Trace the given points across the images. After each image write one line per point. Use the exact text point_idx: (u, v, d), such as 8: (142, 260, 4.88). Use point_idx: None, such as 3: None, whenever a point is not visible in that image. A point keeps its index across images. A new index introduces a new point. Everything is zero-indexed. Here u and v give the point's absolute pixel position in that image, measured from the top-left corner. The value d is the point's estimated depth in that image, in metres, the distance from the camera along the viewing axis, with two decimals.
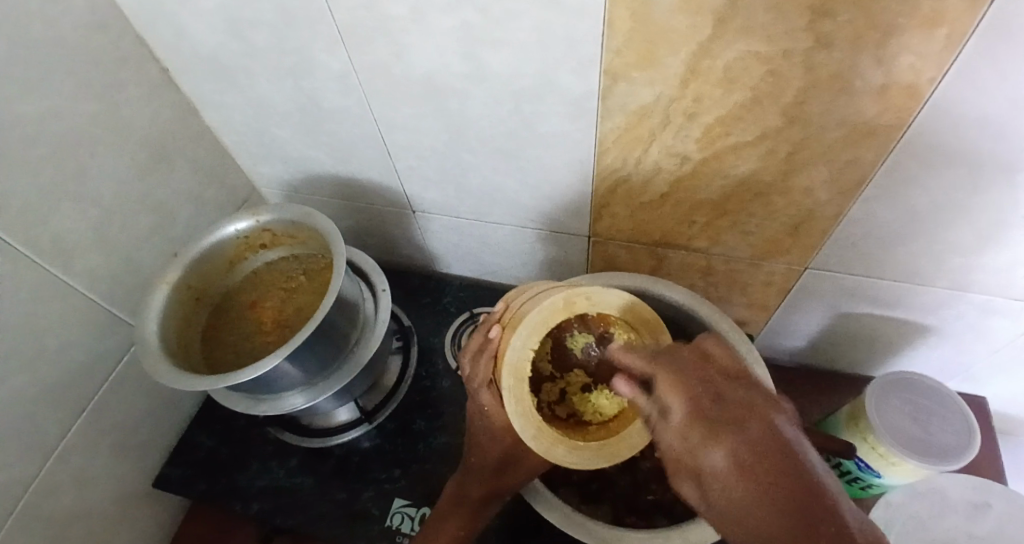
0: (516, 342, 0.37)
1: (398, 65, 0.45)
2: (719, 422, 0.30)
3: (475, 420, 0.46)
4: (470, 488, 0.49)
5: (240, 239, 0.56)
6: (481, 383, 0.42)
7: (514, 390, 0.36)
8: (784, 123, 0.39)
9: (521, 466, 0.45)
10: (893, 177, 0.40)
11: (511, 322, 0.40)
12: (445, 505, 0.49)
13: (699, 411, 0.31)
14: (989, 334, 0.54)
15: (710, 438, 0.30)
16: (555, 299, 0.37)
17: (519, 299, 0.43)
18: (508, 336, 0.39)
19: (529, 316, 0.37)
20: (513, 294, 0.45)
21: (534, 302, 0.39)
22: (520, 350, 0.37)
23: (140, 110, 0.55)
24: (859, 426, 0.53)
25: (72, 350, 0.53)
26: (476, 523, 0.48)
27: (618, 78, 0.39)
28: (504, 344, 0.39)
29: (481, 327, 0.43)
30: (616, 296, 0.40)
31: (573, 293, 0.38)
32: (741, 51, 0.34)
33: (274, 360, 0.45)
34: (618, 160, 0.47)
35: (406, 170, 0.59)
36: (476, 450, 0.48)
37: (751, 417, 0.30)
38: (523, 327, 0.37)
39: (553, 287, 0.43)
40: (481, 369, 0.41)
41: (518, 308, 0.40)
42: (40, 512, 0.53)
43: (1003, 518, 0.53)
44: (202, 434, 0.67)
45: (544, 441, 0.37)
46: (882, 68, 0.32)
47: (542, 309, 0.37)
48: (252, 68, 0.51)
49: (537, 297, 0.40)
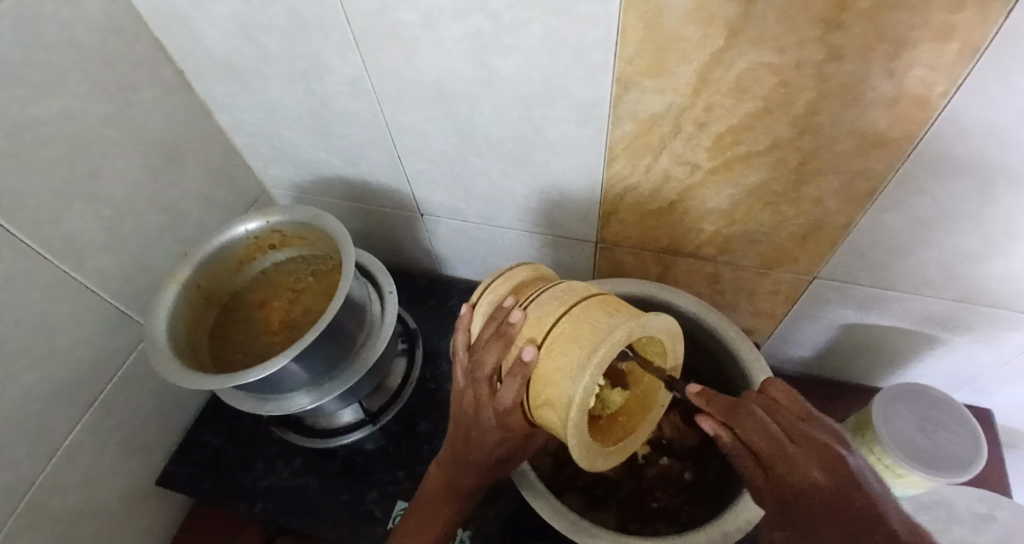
0: (586, 380, 0.31)
1: (410, 70, 0.45)
2: (794, 464, 0.32)
3: (477, 425, 0.42)
4: (463, 479, 0.47)
5: (250, 239, 0.57)
6: (509, 406, 0.37)
7: (578, 424, 0.32)
8: (794, 133, 0.39)
9: (522, 453, 0.46)
10: (903, 189, 0.40)
11: (561, 347, 0.33)
12: (437, 494, 0.48)
13: (772, 454, 0.32)
14: (999, 345, 0.54)
15: (790, 474, 0.31)
16: (622, 332, 0.32)
17: (547, 308, 0.36)
18: (562, 366, 0.33)
19: (600, 352, 0.31)
20: (527, 297, 0.38)
21: (587, 328, 0.33)
22: (588, 388, 0.31)
23: (153, 111, 0.55)
24: (866, 437, 0.52)
25: (83, 347, 0.54)
26: (465, 508, 0.48)
27: (628, 86, 0.40)
28: (556, 372, 0.33)
29: (495, 340, 0.37)
30: (660, 320, 0.35)
31: (638, 323, 0.32)
32: (752, 61, 0.34)
33: (284, 360, 0.46)
34: (626, 167, 0.48)
35: (415, 173, 0.59)
36: (473, 452, 0.45)
37: (824, 456, 0.32)
38: (592, 364, 0.31)
39: (580, 294, 0.37)
40: (510, 393, 0.36)
41: (564, 328, 0.34)
42: (46, 507, 0.53)
43: (1009, 527, 0.51)
44: (207, 433, 0.68)
45: (592, 453, 0.35)
46: (893, 80, 0.33)
47: (615, 343, 0.31)
48: (266, 71, 0.51)
49: (583, 318, 0.34)
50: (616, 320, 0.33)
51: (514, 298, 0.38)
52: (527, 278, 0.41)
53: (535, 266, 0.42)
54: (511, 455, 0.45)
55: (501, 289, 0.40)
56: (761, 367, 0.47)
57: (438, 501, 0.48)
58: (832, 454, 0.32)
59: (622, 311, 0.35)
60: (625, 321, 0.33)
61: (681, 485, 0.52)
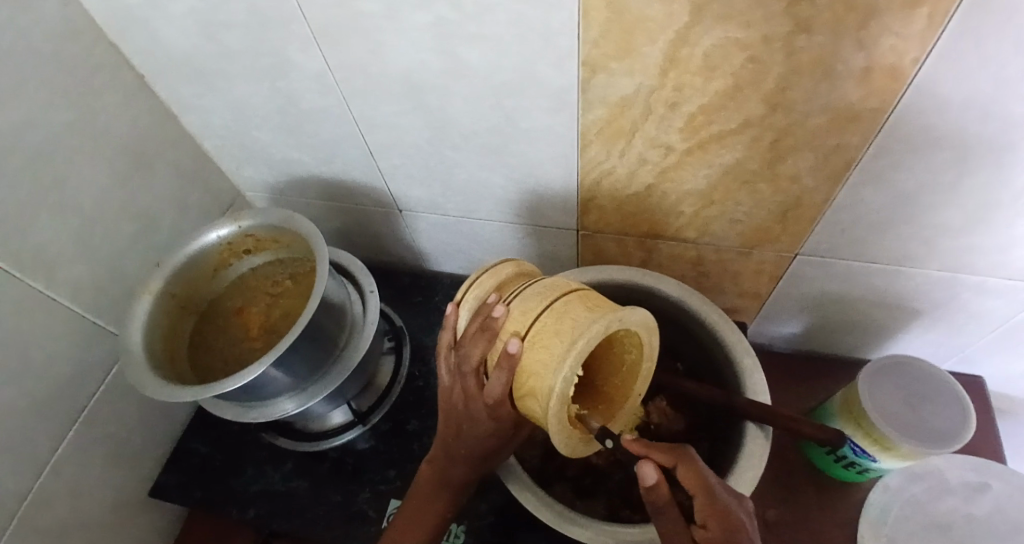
0: (565, 370, 0.30)
1: (375, 63, 0.44)
2: (722, 509, 0.34)
3: (466, 419, 0.42)
4: (453, 473, 0.47)
5: (223, 245, 0.56)
6: (494, 400, 0.36)
7: (558, 415, 0.31)
8: (766, 110, 0.38)
9: (509, 446, 0.44)
10: (879, 161, 0.39)
11: (542, 339, 0.32)
12: (427, 489, 0.48)
13: (707, 498, 0.35)
14: (983, 317, 0.54)
15: (717, 517, 0.34)
16: (601, 324, 0.31)
17: (530, 302, 0.35)
18: (544, 358, 0.32)
19: (579, 344, 0.30)
20: (511, 292, 0.37)
21: (568, 320, 0.32)
22: (568, 379, 0.30)
23: (116, 118, 0.54)
24: (853, 413, 0.52)
25: (60, 364, 0.53)
26: (458, 500, 0.48)
27: (596, 69, 0.39)
28: (538, 364, 0.32)
29: (479, 333, 0.36)
30: (641, 314, 0.34)
31: (616, 316, 0.31)
32: (719, 38, 0.33)
33: (260, 367, 0.45)
34: (601, 153, 0.47)
35: (390, 169, 0.58)
36: (461, 444, 0.44)
37: (740, 508, 0.36)
38: (571, 355, 0.30)
39: (563, 287, 0.36)
40: (495, 385, 0.35)
41: (546, 320, 0.33)
42: (35, 526, 0.53)
43: (1001, 497, 0.50)
44: (195, 441, 0.67)
45: (573, 442, 0.34)
46: (864, 51, 0.32)
47: (594, 335, 0.30)
48: (229, 71, 0.50)
49: (564, 311, 0.33)
50: (596, 313, 0.32)
51: (498, 293, 0.37)
52: (512, 273, 0.39)
53: (518, 260, 0.41)
54: (499, 448, 0.44)
55: (485, 284, 0.39)
56: (745, 348, 0.47)
57: (429, 494, 0.48)
58: (745, 508, 0.36)
59: (603, 304, 0.34)
60: (605, 314, 0.32)
61: None
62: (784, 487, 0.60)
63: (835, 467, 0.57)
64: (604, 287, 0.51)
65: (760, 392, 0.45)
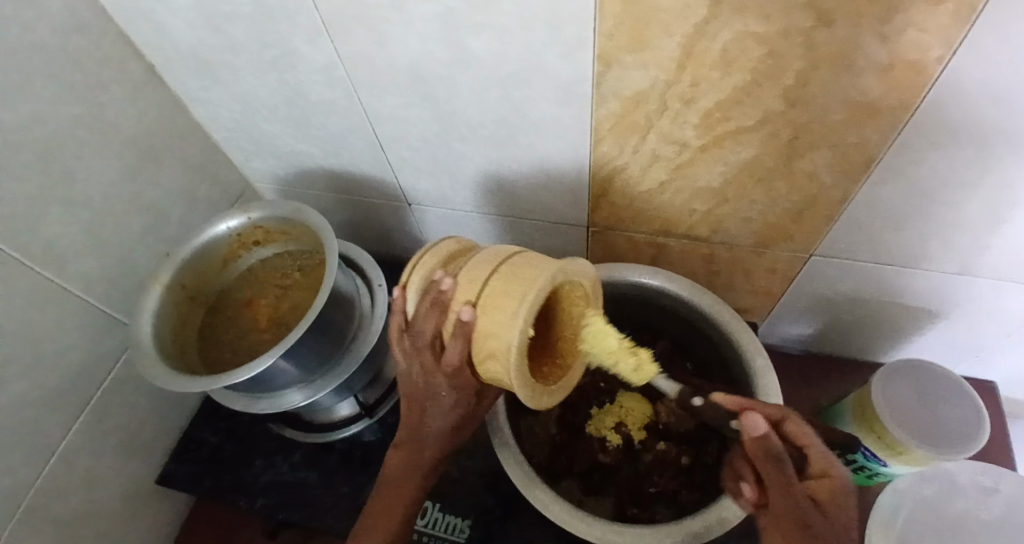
0: (521, 324, 0.31)
1: (382, 55, 0.44)
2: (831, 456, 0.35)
3: (430, 395, 0.41)
4: (420, 456, 0.45)
5: (232, 236, 0.56)
6: (454, 368, 0.36)
7: (519, 370, 0.32)
8: (784, 106, 0.37)
9: (478, 414, 0.44)
10: (899, 158, 0.38)
11: (492, 302, 0.32)
12: (396, 475, 0.46)
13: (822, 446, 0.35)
14: (1001, 317, 0.53)
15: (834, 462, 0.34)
16: (547, 277, 0.32)
17: (476, 271, 0.34)
18: (497, 319, 0.32)
19: (532, 296, 0.31)
20: (456, 265, 0.37)
21: (515, 280, 0.33)
22: (524, 332, 0.31)
23: (125, 109, 0.54)
24: (866, 416, 0.52)
25: (71, 353, 0.53)
26: (427, 484, 0.46)
27: (610, 62, 0.38)
28: (493, 326, 0.32)
29: (428, 306, 0.35)
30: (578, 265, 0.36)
31: (558, 268, 0.33)
32: (737, 31, 0.33)
33: (270, 358, 0.45)
34: (613, 148, 0.46)
35: (398, 162, 0.58)
36: (428, 424, 0.43)
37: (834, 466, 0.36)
38: (525, 307, 0.31)
39: (505, 253, 0.36)
40: (454, 353, 0.35)
41: (494, 284, 0.33)
42: (47, 512, 0.53)
43: (1015, 501, 0.45)
44: (205, 431, 0.68)
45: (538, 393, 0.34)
46: (886, 45, 0.31)
47: (542, 286, 0.32)
48: (236, 62, 0.50)
49: (510, 273, 0.33)
50: (538, 266, 0.33)
51: (443, 269, 0.37)
52: (453, 249, 0.39)
53: (456, 238, 0.41)
54: (466, 421, 0.44)
55: (429, 263, 0.38)
56: (757, 348, 0.46)
57: (403, 477, 0.45)
58: None
59: (543, 257, 0.35)
60: (547, 268, 0.33)
61: (678, 469, 0.52)
62: None
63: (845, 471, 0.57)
64: (610, 285, 0.51)
65: (772, 393, 0.43)
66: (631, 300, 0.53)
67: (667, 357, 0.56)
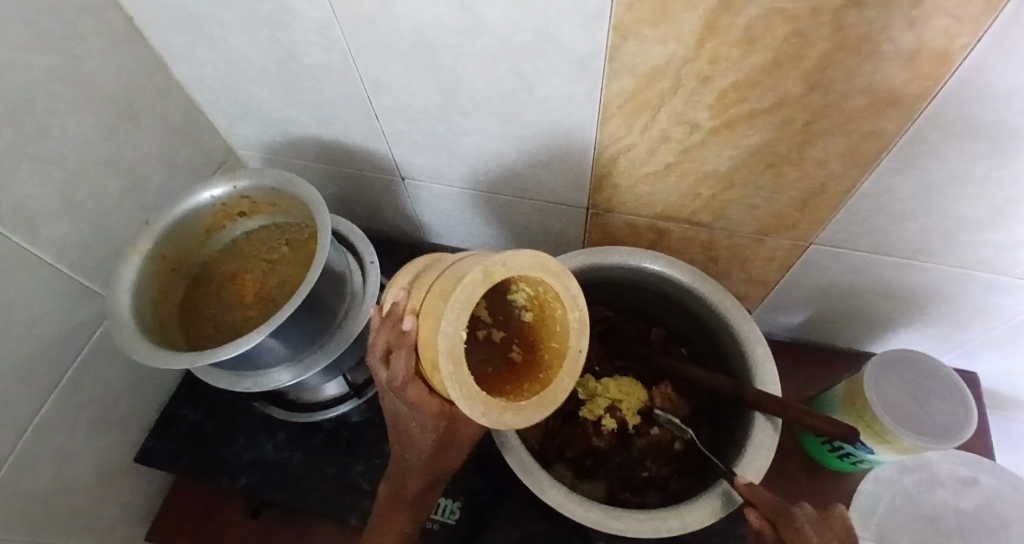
0: (447, 328, 0.28)
1: (386, 16, 0.41)
2: None
3: (402, 416, 0.40)
4: (406, 486, 0.44)
5: (216, 205, 0.53)
6: (406, 380, 0.36)
7: (456, 379, 0.28)
8: (805, 89, 0.36)
9: (462, 436, 0.42)
10: (914, 149, 0.38)
11: (427, 306, 0.31)
12: (385, 504, 0.45)
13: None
14: (990, 313, 0.53)
15: None
16: (478, 271, 0.28)
17: (424, 278, 0.34)
18: (432, 324, 0.30)
19: (454, 295, 0.28)
20: (413, 276, 0.37)
21: (449, 281, 0.30)
22: (452, 336, 0.28)
23: (102, 64, 0.50)
24: (856, 406, 0.52)
25: (41, 324, 0.50)
26: (421, 515, 0.45)
27: (627, 35, 0.36)
28: (427, 333, 0.31)
29: (383, 321, 0.35)
30: (529, 256, 0.31)
31: (495, 259, 0.29)
32: (765, 7, 0.31)
33: (258, 336, 0.43)
34: (622, 128, 0.45)
35: (393, 134, 0.56)
36: (409, 448, 0.42)
37: None
38: (448, 308, 0.28)
39: (458, 256, 0.35)
40: (400, 366, 0.35)
41: (431, 290, 0.32)
42: (19, 491, 0.51)
43: (990, 494, 0.48)
44: (184, 408, 0.66)
45: (493, 411, 0.30)
46: (914, 30, 0.30)
47: (468, 282, 0.28)
48: (223, 17, 0.46)
49: (449, 274, 0.31)
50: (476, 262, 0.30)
51: (405, 282, 0.37)
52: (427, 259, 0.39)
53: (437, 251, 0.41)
54: (448, 442, 0.42)
55: (399, 278, 0.39)
56: (757, 337, 0.45)
57: (390, 506, 0.44)
58: None
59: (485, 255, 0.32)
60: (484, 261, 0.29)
61: (669, 456, 0.53)
62: (779, 475, 0.60)
63: (829, 457, 0.58)
64: (614, 269, 0.50)
65: (770, 381, 0.44)
66: (629, 285, 0.53)
67: (662, 344, 0.57)
